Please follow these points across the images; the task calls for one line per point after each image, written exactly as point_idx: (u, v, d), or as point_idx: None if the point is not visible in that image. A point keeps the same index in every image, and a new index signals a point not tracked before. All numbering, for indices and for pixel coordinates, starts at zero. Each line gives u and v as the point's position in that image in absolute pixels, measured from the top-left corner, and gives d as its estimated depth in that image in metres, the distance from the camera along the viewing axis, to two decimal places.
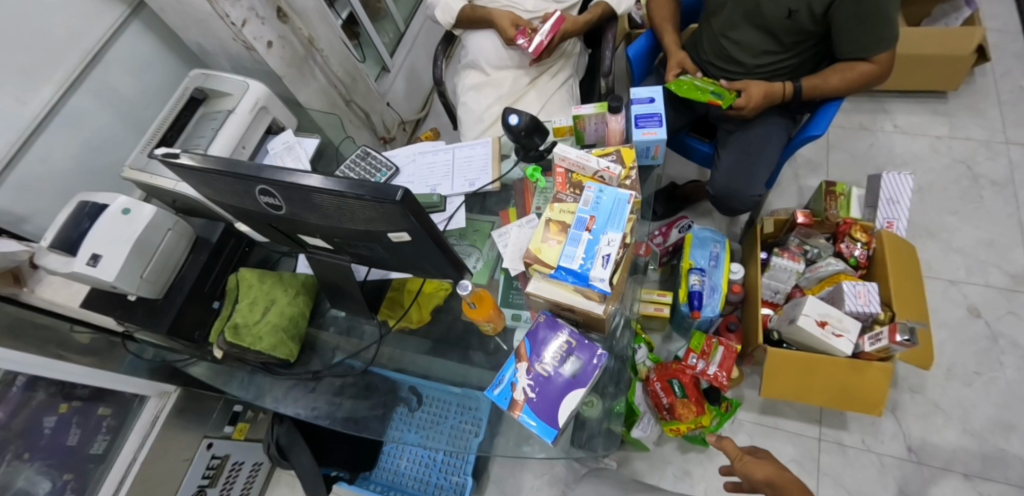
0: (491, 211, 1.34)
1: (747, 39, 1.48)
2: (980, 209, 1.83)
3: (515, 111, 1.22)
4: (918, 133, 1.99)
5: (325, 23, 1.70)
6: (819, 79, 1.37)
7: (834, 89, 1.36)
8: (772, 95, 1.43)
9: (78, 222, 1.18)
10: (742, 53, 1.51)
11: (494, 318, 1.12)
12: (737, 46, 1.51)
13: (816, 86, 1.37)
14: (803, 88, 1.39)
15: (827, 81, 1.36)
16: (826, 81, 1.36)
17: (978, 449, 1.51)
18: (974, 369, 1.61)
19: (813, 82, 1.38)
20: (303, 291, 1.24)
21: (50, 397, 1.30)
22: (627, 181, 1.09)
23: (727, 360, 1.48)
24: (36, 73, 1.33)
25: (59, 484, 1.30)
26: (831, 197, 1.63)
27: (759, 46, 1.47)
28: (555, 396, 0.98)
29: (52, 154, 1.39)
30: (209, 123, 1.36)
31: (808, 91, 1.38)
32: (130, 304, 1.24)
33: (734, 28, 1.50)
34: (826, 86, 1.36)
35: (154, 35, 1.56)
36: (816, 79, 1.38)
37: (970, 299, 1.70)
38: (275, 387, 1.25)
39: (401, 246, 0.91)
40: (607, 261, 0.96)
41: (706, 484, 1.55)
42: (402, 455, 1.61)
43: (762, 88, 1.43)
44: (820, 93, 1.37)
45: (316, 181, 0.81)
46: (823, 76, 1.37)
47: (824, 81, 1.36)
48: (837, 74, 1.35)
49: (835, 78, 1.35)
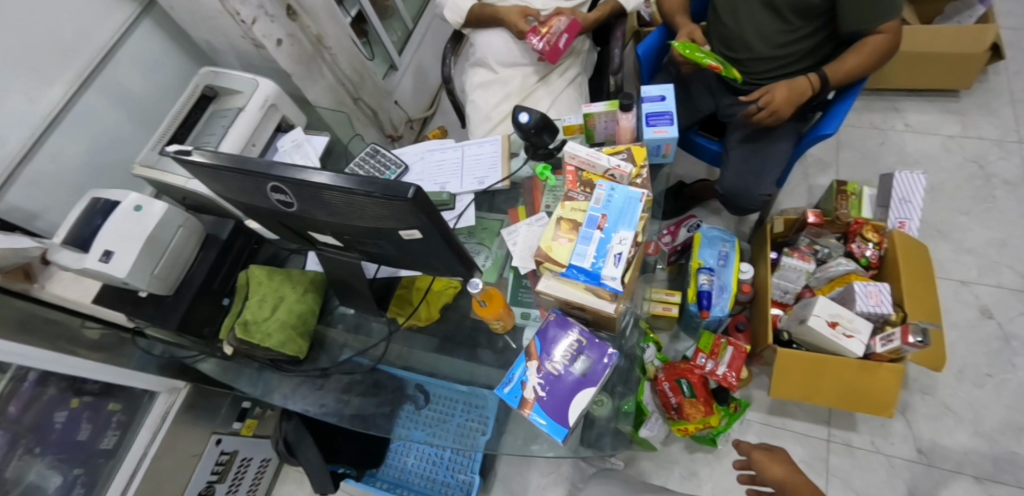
0: (500, 208, 1.34)
1: (756, 27, 1.47)
2: (993, 209, 1.81)
3: (525, 108, 1.22)
4: (929, 132, 1.97)
5: (334, 20, 1.70)
6: (839, 64, 1.34)
7: (858, 69, 1.33)
8: (800, 91, 1.37)
9: (91, 219, 1.19)
10: (753, 37, 1.49)
11: (504, 316, 1.11)
12: (748, 35, 1.49)
13: (840, 71, 1.33)
14: (829, 77, 1.34)
15: (848, 62, 1.33)
16: (847, 63, 1.33)
17: (989, 451, 1.49)
18: (986, 371, 1.59)
19: (834, 69, 1.34)
20: (311, 288, 1.24)
21: (61, 393, 1.31)
22: (638, 180, 1.08)
23: (736, 361, 1.47)
24: (48, 71, 1.34)
25: (70, 479, 1.31)
26: (842, 196, 1.61)
27: (769, 26, 1.46)
28: (566, 394, 0.98)
29: (63, 150, 1.39)
30: (220, 120, 1.37)
31: (835, 78, 1.34)
32: (141, 301, 1.24)
33: (742, 17, 1.49)
34: (849, 69, 1.33)
35: (164, 32, 1.57)
36: (835, 66, 1.35)
37: (981, 300, 1.68)
38: (284, 384, 1.26)
39: (412, 244, 0.91)
40: (619, 260, 0.95)
41: (713, 484, 1.54)
42: (408, 452, 1.62)
43: (785, 88, 1.38)
44: (848, 77, 1.34)
45: (326, 178, 0.80)
46: (841, 60, 1.34)
47: (845, 64, 1.33)
48: (855, 55, 1.33)
49: (854, 58, 1.33)
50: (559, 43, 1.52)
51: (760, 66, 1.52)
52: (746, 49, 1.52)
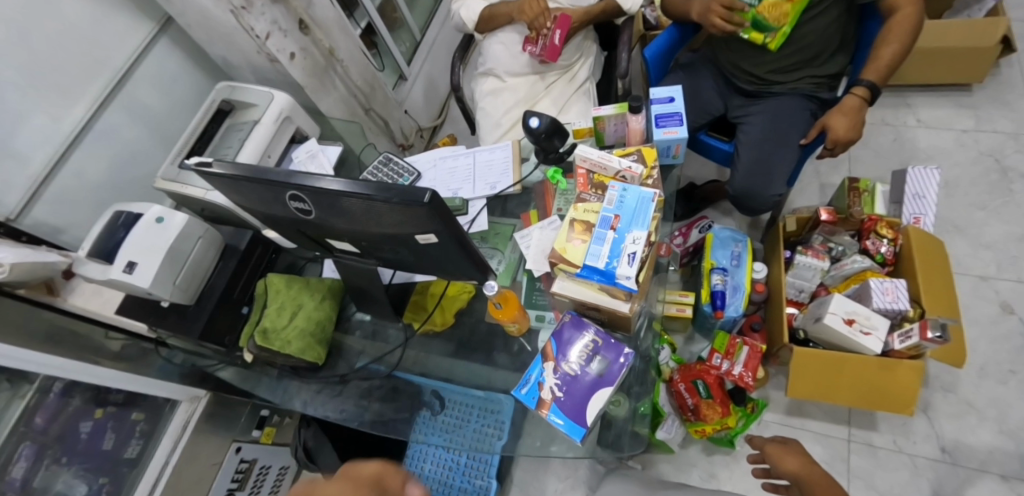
0: (512, 213, 1.35)
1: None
2: (1011, 203, 1.79)
3: (535, 114, 1.24)
4: (943, 127, 1.95)
5: (345, 33, 1.73)
6: (875, 62, 1.38)
7: (895, 57, 1.36)
8: (856, 111, 1.38)
9: (113, 232, 1.23)
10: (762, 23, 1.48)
11: (520, 319, 1.12)
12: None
13: (879, 70, 1.37)
14: (875, 81, 1.38)
15: (883, 57, 1.37)
16: (884, 59, 1.37)
17: (1015, 449, 1.47)
18: (1009, 367, 1.57)
19: (872, 72, 1.38)
20: (328, 295, 1.26)
21: (86, 403, 1.34)
22: (649, 181, 1.08)
23: (752, 360, 1.46)
24: (72, 90, 1.38)
25: (95, 487, 1.34)
26: (854, 194, 1.58)
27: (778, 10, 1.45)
28: (583, 394, 0.98)
29: (86, 167, 1.43)
30: (236, 133, 1.40)
31: (879, 78, 1.38)
32: (163, 311, 1.27)
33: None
34: (887, 63, 1.37)
35: (180, 49, 1.59)
36: (871, 67, 1.39)
37: (1002, 295, 1.66)
38: (303, 391, 1.27)
39: (428, 248, 0.93)
40: (632, 259, 0.96)
41: (733, 486, 1.53)
42: (426, 458, 1.57)
43: (844, 118, 1.39)
44: (888, 70, 1.38)
45: (344, 185, 0.82)
46: (875, 58, 1.38)
47: (880, 61, 1.37)
48: (887, 47, 1.36)
49: (885, 51, 1.37)
50: (554, 41, 1.57)
51: (775, 57, 1.51)
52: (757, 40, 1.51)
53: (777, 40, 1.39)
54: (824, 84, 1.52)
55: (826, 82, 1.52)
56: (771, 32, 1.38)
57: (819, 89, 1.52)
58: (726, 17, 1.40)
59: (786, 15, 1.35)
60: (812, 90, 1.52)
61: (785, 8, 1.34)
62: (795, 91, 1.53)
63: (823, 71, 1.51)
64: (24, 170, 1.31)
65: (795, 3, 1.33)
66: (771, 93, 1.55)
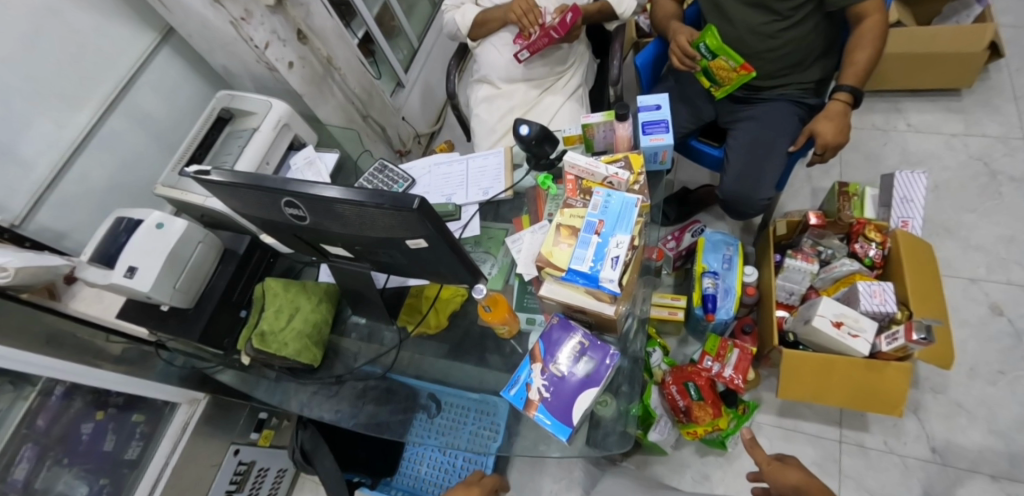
0: (505, 218, 1.39)
1: (749, 25, 1.48)
2: (1000, 206, 1.81)
3: (526, 121, 1.26)
4: (932, 132, 1.97)
5: (343, 42, 1.76)
6: (851, 67, 1.41)
7: (870, 61, 1.39)
8: (839, 115, 1.41)
9: (115, 237, 1.26)
10: (743, 34, 1.50)
11: (510, 321, 1.15)
12: (743, 35, 1.50)
13: (857, 74, 1.40)
14: (855, 86, 1.40)
15: (858, 62, 1.40)
16: (859, 64, 1.39)
17: (1004, 449, 1.49)
18: (998, 368, 1.59)
19: (850, 76, 1.41)
20: (325, 298, 1.29)
21: (86, 405, 1.37)
22: (636, 186, 1.12)
23: (742, 362, 1.48)
24: (75, 99, 1.42)
25: (96, 488, 1.36)
26: (844, 197, 1.63)
27: (757, 20, 1.46)
28: (569, 395, 1.01)
29: (89, 174, 1.47)
30: (236, 140, 1.43)
31: (858, 82, 1.41)
32: (164, 315, 1.29)
33: (734, 16, 1.49)
34: (863, 67, 1.40)
35: (181, 58, 1.63)
36: (848, 72, 1.41)
37: (991, 297, 1.68)
38: (300, 392, 1.30)
39: (420, 252, 0.95)
40: (616, 263, 0.98)
41: (725, 487, 1.55)
42: (422, 460, 1.63)
43: (831, 123, 1.41)
44: (865, 73, 1.40)
45: (337, 192, 0.85)
46: (850, 63, 1.41)
47: (856, 66, 1.40)
48: (861, 51, 1.39)
49: (860, 55, 1.39)
50: (568, 19, 1.54)
51: (762, 64, 1.53)
52: (742, 48, 1.53)
53: (719, 93, 1.50)
54: (811, 88, 1.56)
55: (812, 87, 1.55)
56: (716, 84, 1.49)
57: (807, 94, 1.56)
58: (685, 61, 1.51)
59: (731, 80, 1.44)
60: (799, 96, 1.56)
61: (731, 76, 1.43)
62: (783, 96, 1.57)
63: (807, 77, 1.54)
64: (28, 177, 1.35)
65: (739, 77, 1.42)
66: (760, 99, 1.58)
